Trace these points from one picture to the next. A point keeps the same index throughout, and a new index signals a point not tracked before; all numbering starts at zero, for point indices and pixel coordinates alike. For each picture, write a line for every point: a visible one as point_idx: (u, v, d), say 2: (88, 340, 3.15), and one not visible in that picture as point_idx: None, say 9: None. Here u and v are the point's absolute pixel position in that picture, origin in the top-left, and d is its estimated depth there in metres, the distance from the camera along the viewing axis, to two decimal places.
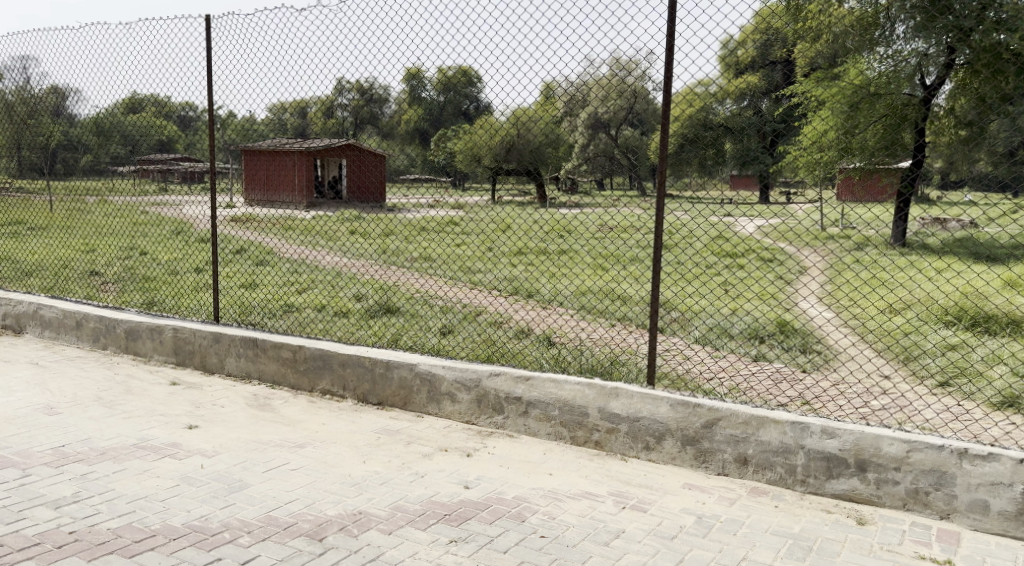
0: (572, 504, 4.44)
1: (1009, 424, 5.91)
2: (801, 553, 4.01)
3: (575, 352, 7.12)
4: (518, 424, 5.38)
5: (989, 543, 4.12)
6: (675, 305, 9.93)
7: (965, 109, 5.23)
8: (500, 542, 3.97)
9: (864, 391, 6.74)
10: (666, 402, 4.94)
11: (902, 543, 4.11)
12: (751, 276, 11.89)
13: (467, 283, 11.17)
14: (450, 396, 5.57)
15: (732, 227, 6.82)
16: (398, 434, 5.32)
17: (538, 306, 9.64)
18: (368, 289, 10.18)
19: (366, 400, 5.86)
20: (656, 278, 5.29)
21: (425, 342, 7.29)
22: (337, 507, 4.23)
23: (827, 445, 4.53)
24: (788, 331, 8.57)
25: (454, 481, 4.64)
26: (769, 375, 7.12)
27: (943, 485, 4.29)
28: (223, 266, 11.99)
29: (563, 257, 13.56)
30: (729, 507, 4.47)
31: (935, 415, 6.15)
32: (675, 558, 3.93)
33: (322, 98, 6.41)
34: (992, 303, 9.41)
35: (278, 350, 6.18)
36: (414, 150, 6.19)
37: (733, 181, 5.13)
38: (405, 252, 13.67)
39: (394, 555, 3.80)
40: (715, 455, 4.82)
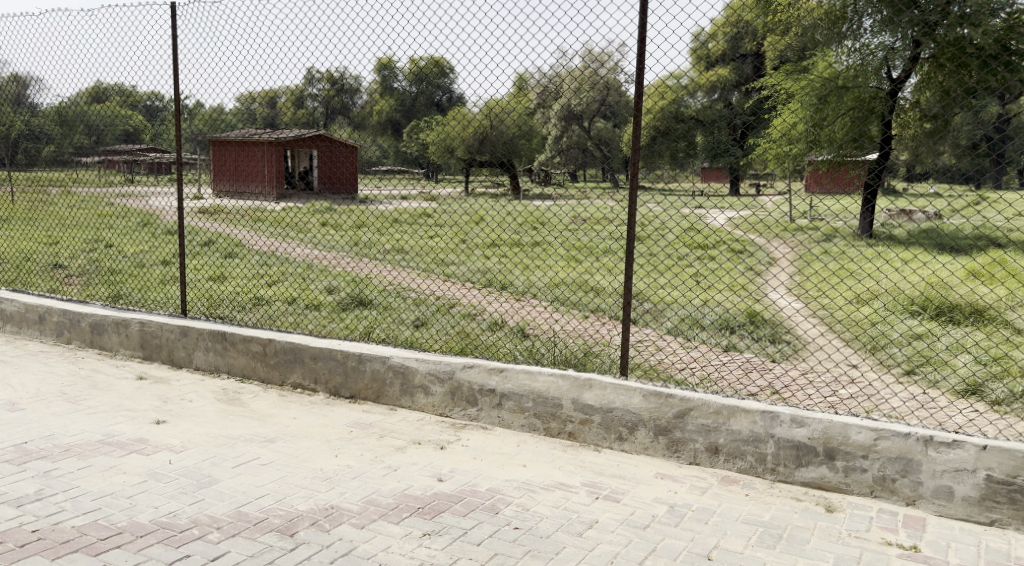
0: (545, 495, 4.46)
1: (973, 411, 6.01)
2: (771, 541, 4.05)
3: (549, 344, 7.14)
4: (492, 416, 5.39)
5: (953, 529, 4.19)
6: (647, 296, 9.99)
7: (929, 101, 5.30)
8: (474, 534, 3.98)
9: (832, 380, 6.83)
10: (639, 392, 4.96)
11: (869, 530, 4.17)
12: (722, 267, 12.00)
13: (441, 275, 11.16)
14: (423, 388, 5.56)
15: (703, 218, 6.88)
16: (371, 427, 5.30)
17: (513, 298, 9.65)
18: (339, 282, 10.13)
19: (339, 393, 5.83)
20: (630, 270, 5.28)
21: (399, 334, 7.29)
22: (308, 502, 4.21)
23: (796, 434, 4.58)
24: (759, 321, 8.66)
25: (427, 474, 4.64)
26: (739, 365, 7.20)
27: (910, 472, 4.36)
28: (191, 258, 11.87)
29: (537, 249, 13.59)
30: (700, 496, 4.51)
31: (902, 403, 6.25)
32: (648, 547, 3.95)
33: (291, 88, 6.41)
34: (956, 293, 9.57)
35: (247, 343, 6.14)
36: (385, 141, 6.17)
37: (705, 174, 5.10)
38: (378, 244, 13.63)
39: (367, 549, 3.79)
40: (688, 445, 4.86)
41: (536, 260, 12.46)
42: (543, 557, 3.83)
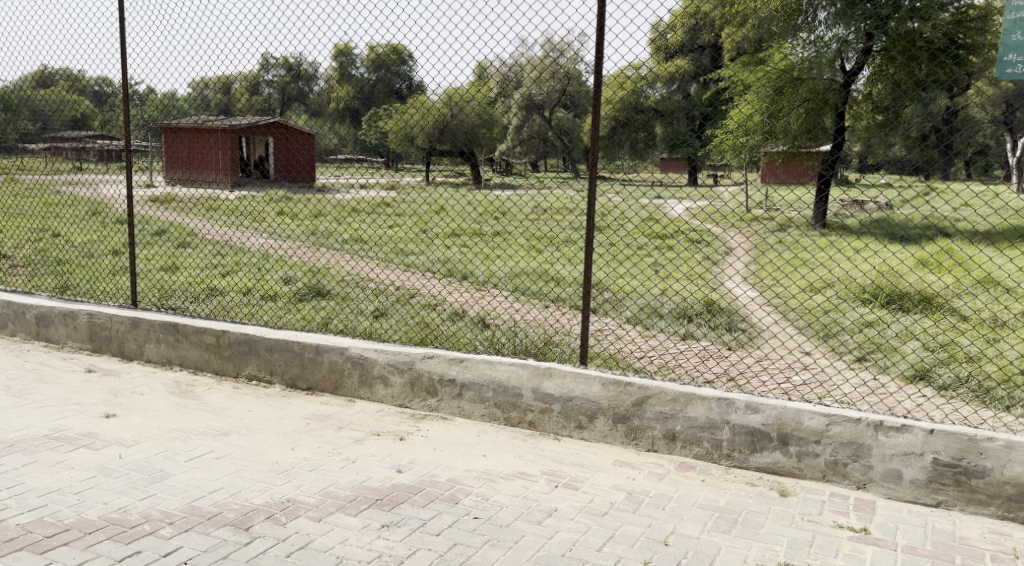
0: (505, 485, 4.47)
1: (921, 396, 6.15)
2: (726, 526, 4.11)
3: (509, 334, 7.15)
4: (452, 406, 5.39)
5: (901, 511, 4.29)
6: (607, 286, 10.04)
7: (881, 94, 5.39)
8: (433, 525, 3.98)
9: (785, 367, 6.95)
10: (598, 381, 5.00)
11: (822, 513, 4.25)
12: (680, 257, 12.10)
13: (401, 265, 11.10)
14: (382, 379, 5.53)
15: (661, 207, 6.94)
16: (329, 419, 5.27)
17: (474, 288, 9.63)
18: (297, 273, 10.02)
19: (295, 385, 5.79)
20: (589, 259, 5.29)
21: (357, 325, 7.24)
22: (263, 495, 4.17)
23: (751, 420, 4.65)
24: (716, 309, 8.75)
25: (385, 465, 4.62)
26: (695, 353, 7.28)
27: (860, 456, 4.45)
28: (142, 247, 11.65)
29: (498, 238, 13.57)
30: (658, 482, 4.56)
31: (853, 389, 6.37)
32: (606, 534, 3.99)
33: (246, 74, 6.34)
34: (907, 281, 9.77)
35: (200, 335, 6.05)
36: (344, 129, 6.08)
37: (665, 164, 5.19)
38: (336, 233, 13.52)
39: (324, 542, 3.77)
40: (646, 432, 4.91)
41: (496, 249, 12.45)
42: (502, 546, 3.84)
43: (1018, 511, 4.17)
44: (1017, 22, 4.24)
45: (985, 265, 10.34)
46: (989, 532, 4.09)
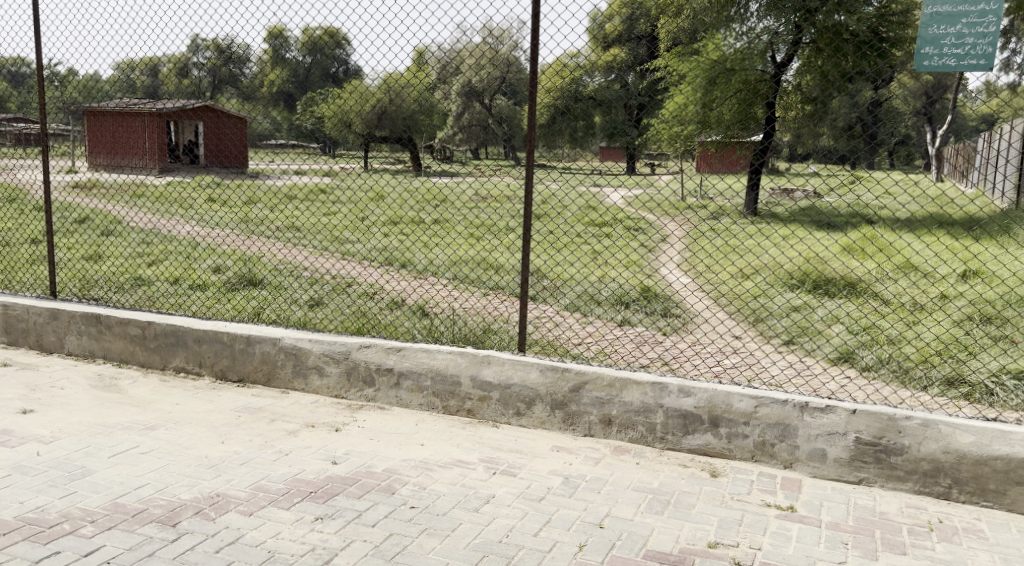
0: (442, 473, 4.45)
1: (845, 377, 6.31)
2: (659, 507, 4.17)
3: (448, 322, 7.10)
4: (390, 396, 5.33)
5: (825, 489, 4.40)
6: (545, 274, 10.05)
7: (810, 86, 5.49)
8: (368, 516, 3.93)
9: (717, 351, 7.07)
10: (536, 367, 5.00)
11: (750, 493, 4.33)
12: (618, 244, 12.20)
13: (337, 253, 10.95)
14: (317, 369, 5.45)
15: (598, 195, 6.97)
16: (260, 411, 5.17)
17: (413, 277, 9.55)
18: (228, 261, 9.81)
19: (226, 376, 5.66)
20: (527, 246, 5.27)
21: (290, 314, 7.13)
22: (191, 490, 4.07)
23: (683, 403, 4.71)
24: (653, 296, 8.84)
25: (320, 457, 4.55)
26: (631, 339, 7.35)
27: (787, 436, 4.54)
28: (64, 236, 11.27)
29: (437, 225, 13.48)
30: (594, 466, 4.59)
31: (780, 370, 6.52)
32: (543, 519, 4.00)
33: (174, 57, 6.20)
34: (832, 268, 10.01)
35: (124, 327, 5.87)
36: (279, 114, 5.97)
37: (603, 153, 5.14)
38: (270, 220, 13.27)
39: (254, 537, 3.70)
40: (583, 417, 4.93)
41: (435, 237, 12.36)
42: (439, 535, 3.82)
43: (934, 486, 4.29)
44: (934, 15, 4.38)
45: (906, 251, 10.68)
46: (907, 507, 4.22)
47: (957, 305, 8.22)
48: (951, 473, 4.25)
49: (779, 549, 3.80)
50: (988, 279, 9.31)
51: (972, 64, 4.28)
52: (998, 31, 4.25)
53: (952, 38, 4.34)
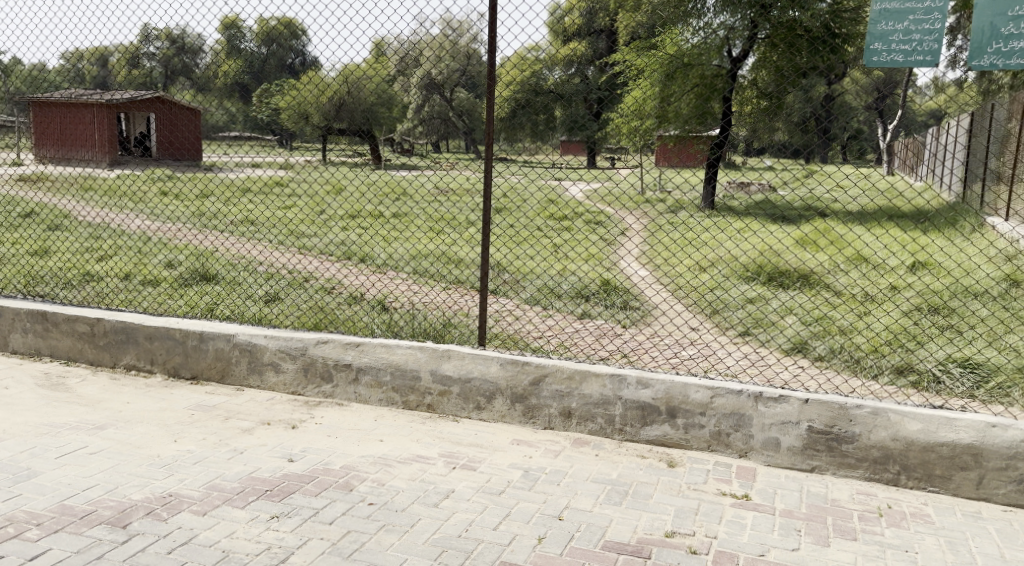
0: (401, 469, 4.41)
1: (797, 367, 6.40)
2: (617, 498, 4.18)
3: (407, 317, 7.05)
4: (348, 392, 5.28)
5: (779, 477, 4.45)
6: (506, 267, 10.04)
7: (765, 81, 5.55)
8: (325, 514, 3.89)
9: (674, 343, 7.12)
10: (496, 361, 4.99)
11: (706, 482, 4.37)
12: (578, 238, 12.23)
13: (295, 247, 10.81)
14: (273, 366, 5.38)
15: (558, 189, 6.97)
16: (214, 409, 5.08)
17: (372, 271, 9.46)
18: (182, 256, 9.63)
19: (179, 374, 5.56)
20: (486, 241, 5.23)
21: (245, 310, 7.02)
22: (142, 491, 3.99)
23: (641, 395, 4.73)
24: (612, 289, 8.87)
25: (276, 455, 4.49)
26: (590, 332, 7.37)
27: (742, 426, 4.59)
28: (11, 231, 10.98)
29: (397, 219, 13.38)
30: (553, 459, 4.59)
31: (735, 361, 6.58)
32: (502, 512, 3.99)
33: (123, 46, 6.08)
34: (786, 260, 10.13)
35: (72, 324, 5.74)
36: (233, 106, 5.87)
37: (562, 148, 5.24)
38: (225, 214, 13.06)
39: (208, 537, 3.63)
40: (543, 411, 4.93)
41: (395, 231, 12.27)
42: (397, 531, 3.78)
43: (884, 472, 4.37)
44: (882, 12, 4.37)
45: (858, 243, 10.86)
46: (858, 493, 4.28)
47: (906, 296, 8.38)
48: (900, 460, 4.33)
49: (734, 537, 3.84)
50: (937, 270, 9.50)
51: (920, 60, 4.32)
52: (944, 27, 4.29)
53: (900, 34, 4.36)
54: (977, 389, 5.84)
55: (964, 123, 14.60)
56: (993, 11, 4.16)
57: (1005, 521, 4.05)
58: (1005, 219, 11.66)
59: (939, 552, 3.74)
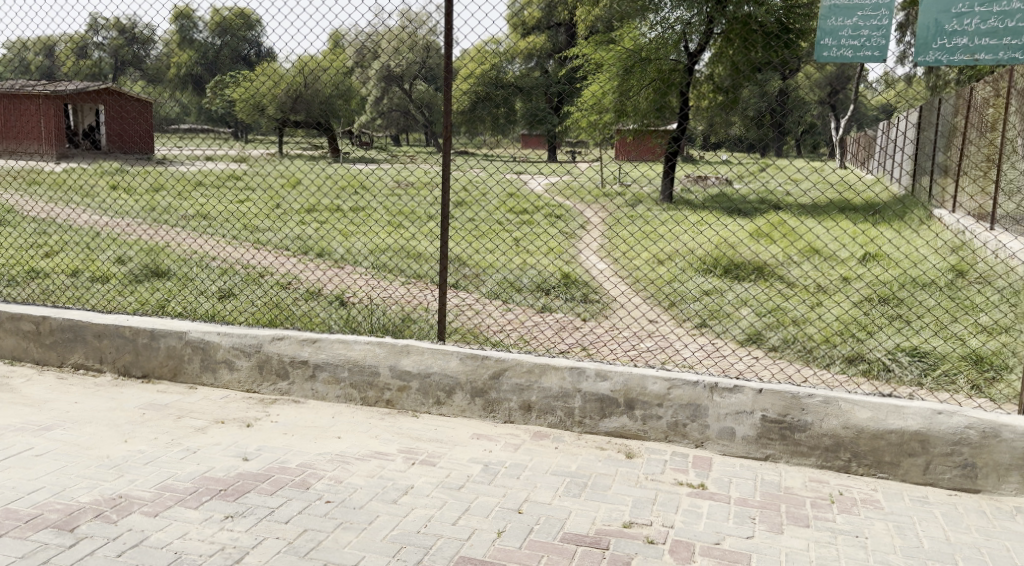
0: (359, 466, 4.37)
1: (752, 357, 6.47)
2: (576, 490, 4.18)
3: (365, 311, 6.99)
4: (305, 388, 5.21)
5: (734, 466, 4.49)
6: (466, 261, 10.00)
7: (721, 76, 5.59)
8: (281, 512, 3.83)
9: (633, 335, 7.16)
10: (455, 356, 4.96)
11: (664, 472, 4.39)
12: (539, 232, 12.24)
13: (250, 242, 10.66)
14: (227, 363, 5.29)
15: (520, 183, 6.95)
16: (166, 408, 4.98)
17: (330, 265, 9.36)
18: (132, 252, 9.44)
19: (129, 372, 5.44)
20: (446, 234, 5.18)
21: (198, 307, 6.91)
22: (91, 493, 3.90)
23: (600, 387, 4.74)
24: (572, 282, 8.89)
25: (231, 454, 4.42)
26: (549, 325, 7.38)
27: (698, 416, 4.62)
28: None
29: (356, 213, 13.27)
30: (513, 452, 4.58)
31: (692, 352, 6.64)
32: (462, 507, 3.97)
33: (71, 37, 5.94)
34: (741, 252, 10.24)
35: (17, 322, 5.61)
36: (186, 98, 5.77)
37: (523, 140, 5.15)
38: (178, 209, 12.84)
39: (160, 538, 3.56)
40: (502, 405, 4.92)
41: (354, 224, 12.16)
42: (355, 528, 3.74)
43: (835, 460, 4.43)
44: (832, 7, 4.47)
45: (813, 236, 11.02)
46: (810, 481, 4.34)
47: (856, 287, 8.52)
48: (850, 447, 4.39)
49: (690, 526, 3.86)
50: (886, 262, 9.68)
51: (868, 56, 4.39)
52: (892, 24, 4.37)
53: (849, 30, 4.44)
54: (924, 376, 5.96)
55: (911, 118, 14.90)
56: (938, 8, 4.22)
57: (950, 505, 4.13)
58: (952, 211, 11.93)
59: (888, 537, 3.80)
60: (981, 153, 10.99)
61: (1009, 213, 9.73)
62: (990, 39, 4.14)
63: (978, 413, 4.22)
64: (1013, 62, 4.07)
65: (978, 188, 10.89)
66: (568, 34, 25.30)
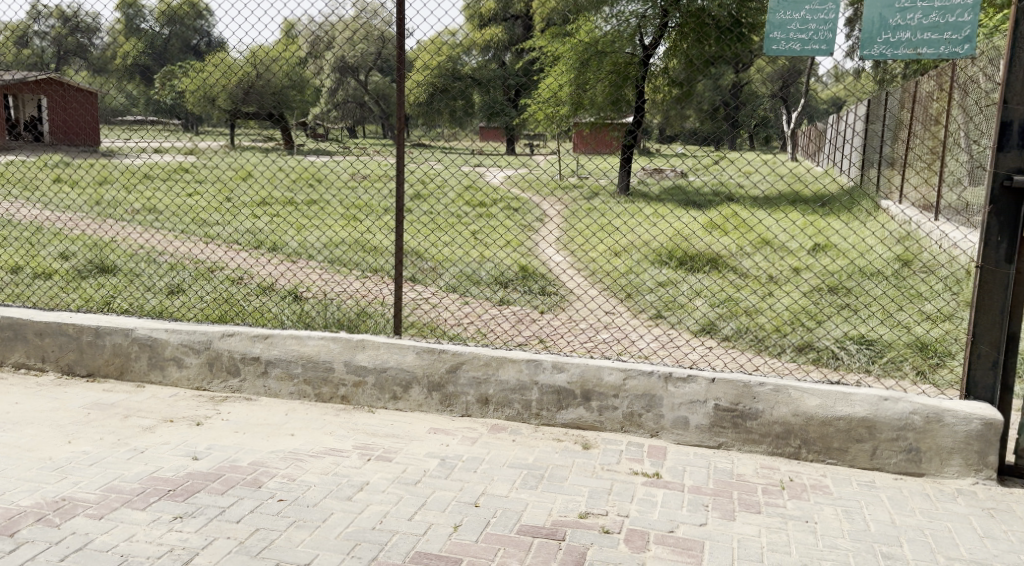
0: (313, 463, 4.31)
1: (706, 347, 6.53)
2: (533, 482, 4.18)
3: (320, 306, 6.91)
4: (257, 385, 5.13)
5: (688, 454, 4.53)
6: (424, 255, 9.93)
7: (676, 71, 5.63)
8: (232, 512, 3.77)
9: (590, 327, 7.18)
10: (411, 350, 4.92)
11: (619, 462, 4.41)
12: (498, 224, 12.22)
13: (201, 237, 10.47)
14: (175, 361, 5.18)
15: (478, 175, 6.91)
16: (112, 408, 4.86)
17: (283, 259, 9.23)
18: (77, 247, 9.20)
19: (73, 371, 5.32)
20: (401, 227, 5.11)
21: (145, 303, 6.76)
22: (33, 496, 3.79)
23: (557, 378, 4.74)
24: (530, 275, 8.88)
25: (180, 453, 4.33)
26: (507, 318, 7.37)
27: (653, 406, 4.64)
28: None
29: (312, 207, 13.11)
30: (470, 446, 4.56)
31: (648, 343, 6.67)
32: (418, 502, 3.94)
33: (10, 26, 5.76)
34: (696, 244, 10.34)
35: None
36: (134, 89, 5.63)
37: (483, 132, 5.22)
38: (126, 203, 12.56)
39: (106, 541, 3.47)
40: (459, 398, 4.89)
41: (309, 218, 12.00)
42: (309, 526, 3.69)
43: (786, 447, 4.48)
44: (781, 1, 4.50)
45: (767, 227, 11.15)
46: (761, 468, 4.39)
47: (806, 277, 8.66)
48: (800, 434, 4.45)
49: (645, 515, 3.88)
50: (834, 253, 9.85)
51: (816, 49, 4.44)
52: (838, 18, 4.43)
53: (797, 24, 4.49)
54: (872, 364, 6.07)
55: (862, 111, 15.19)
56: (882, 3, 4.26)
57: (896, 488, 4.21)
58: (900, 202, 12.18)
59: (837, 521, 3.86)
60: (926, 145, 11.23)
61: (951, 203, 9.97)
62: (931, 34, 4.21)
63: (922, 399, 4.30)
64: (953, 57, 4.17)
65: (924, 179, 11.14)
66: (525, 27, 25.30)
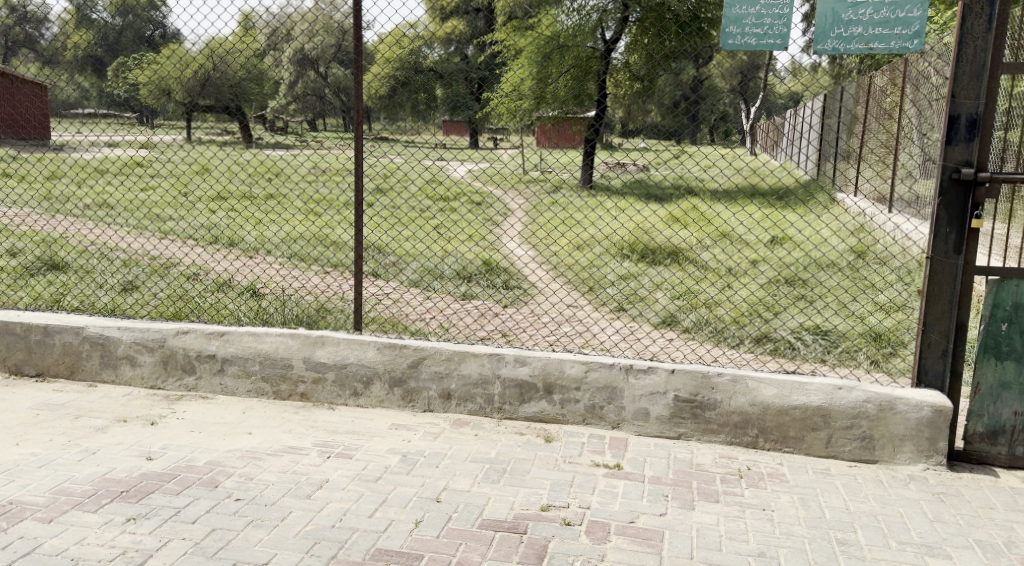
0: (271, 461, 4.25)
1: (666, 339, 6.57)
2: (495, 476, 4.17)
3: (279, 302, 6.82)
4: (214, 383, 5.05)
5: (649, 446, 4.55)
6: (386, 250, 9.87)
7: (638, 65, 5.62)
8: (187, 512, 3.70)
9: (552, 320, 7.18)
10: (372, 346, 4.88)
11: (581, 455, 4.42)
12: (460, 218, 12.19)
13: (156, 232, 10.28)
14: (129, 359, 5.08)
15: (440, 169, 6.87)
16: (63, 408, 4.76)
17: (240, 255, 9.10)
18: (26, 244, 8.98)
19: (21, 371, 5.20)
20: (360, 221, 5.05)
21: (98, 301, 6.62)
22: None
23: (519, 372, 4.73)
24: (493, 269, 8.86)
25: (133, 454, 4.25)
26: (468, 312, 7.34)
27: (615, 398, 4.65)
28: None
29: (270, 200, 12.95)
30: (432, 441, 4.54)
31: (610, 336, 6.69)
32: (378, 499, 3.91)
33: None
34: (657, 237, 10.40)
35: None
36: (84, 81, 5.50)
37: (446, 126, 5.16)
38: (78, 198, 12.30)
39: (55, 545, 3.40)
40: (421, 394, 4.87)
41: (268, 212, 11.86)
42: (267, 525, 3.65)
43: (744, 436, 4.53)
44: None
45: (727, 220, 11.25)
46: (720, 458, 4.43)
47: (763, 269, 8.76)
48: (757, 424, 4.50)
49: (605, 506, 3.89)
50: (791, 245, 9.98)
51: (771, 43, 4.47)
52: (793, 13, 4.47)
53: (753, 17, 4.49)
54: (828, 354, 6.16)
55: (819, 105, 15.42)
56: None
57: (851, 476, 4.27)
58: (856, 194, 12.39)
59: (793, 509, 3.91)
60: (880, 139, 11.41)
61: (904, 195, 10.17)
62: (883, 29, 4.27)
63: (876, 388, 4.36)
64: (903, 53, 4.23)
65: (878, 172, 11.34)
66: (487, 20, 25.27)
